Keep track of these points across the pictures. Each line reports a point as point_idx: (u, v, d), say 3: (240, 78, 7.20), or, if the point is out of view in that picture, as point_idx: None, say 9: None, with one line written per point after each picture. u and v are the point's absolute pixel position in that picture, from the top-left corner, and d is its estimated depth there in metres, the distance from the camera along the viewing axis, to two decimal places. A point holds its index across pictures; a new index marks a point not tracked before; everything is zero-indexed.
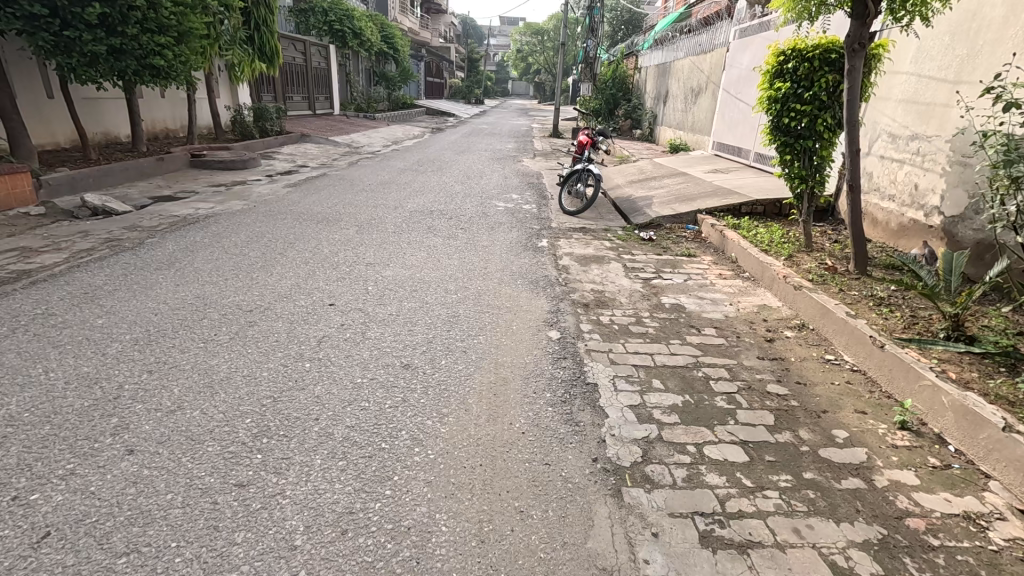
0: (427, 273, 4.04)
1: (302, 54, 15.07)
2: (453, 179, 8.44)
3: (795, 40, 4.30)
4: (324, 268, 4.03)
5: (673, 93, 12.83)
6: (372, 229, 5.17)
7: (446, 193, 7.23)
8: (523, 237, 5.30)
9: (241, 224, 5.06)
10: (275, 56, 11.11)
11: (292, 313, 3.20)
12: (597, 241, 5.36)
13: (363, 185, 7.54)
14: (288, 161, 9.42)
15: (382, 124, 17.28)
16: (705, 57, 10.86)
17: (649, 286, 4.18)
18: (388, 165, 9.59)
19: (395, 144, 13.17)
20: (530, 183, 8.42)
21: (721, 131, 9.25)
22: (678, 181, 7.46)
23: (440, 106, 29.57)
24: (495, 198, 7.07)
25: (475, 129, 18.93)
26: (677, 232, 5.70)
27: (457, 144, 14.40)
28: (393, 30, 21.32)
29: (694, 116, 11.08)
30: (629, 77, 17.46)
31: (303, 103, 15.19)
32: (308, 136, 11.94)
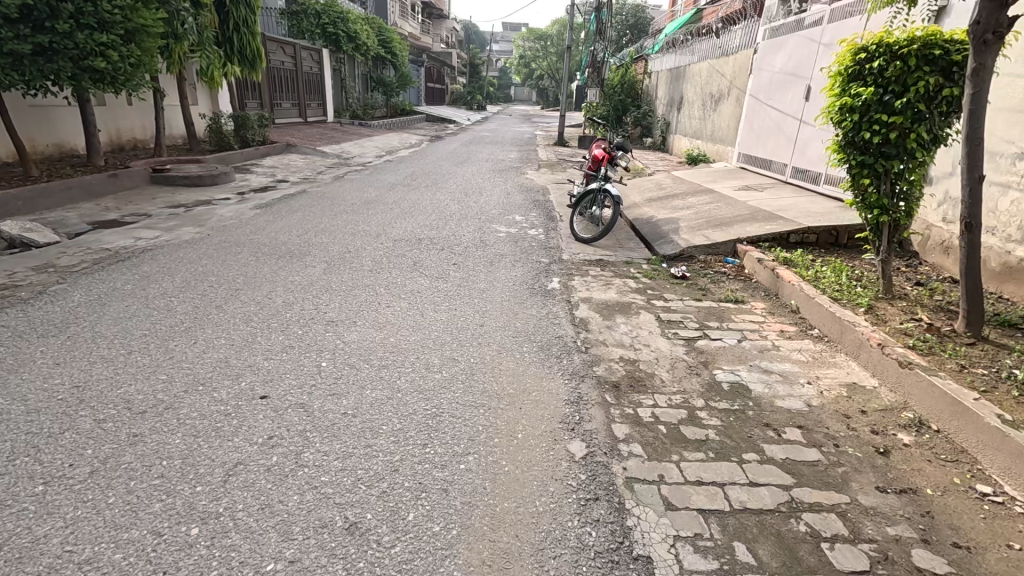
0: (404, 337, 3.09)
1: (291, 58, 14.18)
2: (449, 196, 7.49)
3: (881, 31, 3.34)
4: (272, 329, 3.09)
5: (689, 99, 11.89)
6: (345, 268, 4.22)
7: (439, 215, 6.28)
8: (529, 276, 4.34)
9: (184, 261, 4.14)
10: (257, 62, 10.11)
11: (203, 415, 2.25)
12: (619, 280, 4.41)
13: (346, 205, 6.60)
14: (266, 175, 8.51)
15: (377, 132, 16.39)
16: (727, 59, 9.92)
17: (695, 352, 3.21)
18: (378, 180, 8.67)
19: (389, 154, 12.27)
20: (534, 201, 7.46)
21: (749, 141, 8.30)
22: (705, 201, 6.50)
23: (441, 113, 28.70)
24: (495, 221, 6.11)
25: (476, 137, 18.03)
26: (715, 268, 4.75)
27: (456, 153, 13.48)
28: (391, 34, 20.44)
29: (713, 124, 10.14)
30: (638, 82, 16.57)
31: (292, 110, 14.29)
32: (294, 146, 11.04)
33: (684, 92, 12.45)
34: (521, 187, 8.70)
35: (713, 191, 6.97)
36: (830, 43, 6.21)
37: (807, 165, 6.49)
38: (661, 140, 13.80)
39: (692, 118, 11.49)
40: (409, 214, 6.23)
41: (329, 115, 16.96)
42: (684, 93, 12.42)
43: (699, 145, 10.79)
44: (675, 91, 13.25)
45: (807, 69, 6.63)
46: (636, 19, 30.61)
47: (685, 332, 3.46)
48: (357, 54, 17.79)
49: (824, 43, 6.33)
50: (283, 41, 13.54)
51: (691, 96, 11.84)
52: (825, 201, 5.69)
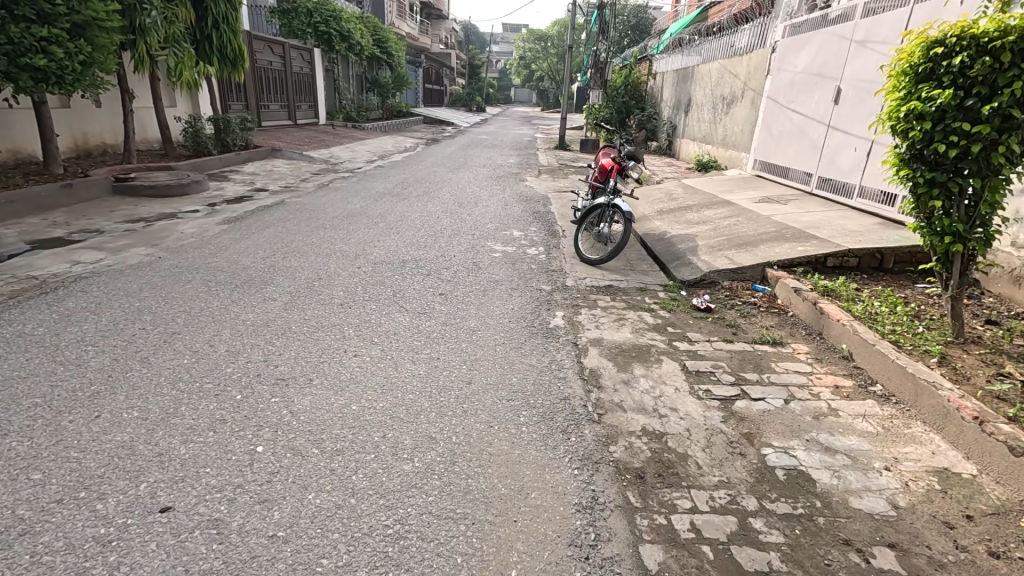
0: (370, 404, 2.45)
1: (280, 58, 13.53)
2: (441, 207, 6.86)
3: (962, 21, 2.71)
4: (204, 392, 2.46)
5: (698, 102, 11.26)
6: (311, 301, 3.58)
7: (428, 230, 5.64)
8: (528, 309, 3.72)
9: (121, 293, 3.50)
10: (239, 61, 9.62)
11: (73, 544, 1.62)
12: (633, 315, 3.77)
13: (326, 218, 5.97)
14: (245, 183, 7.88)
15: (371, 135, 15.78)
16: (740, 59, 9.29)
17: (735, 420, 2.57)
18: (366, 188, 8.04)
19: (382, 158, 11.65)
20: (534, 213, 6.83)
21: (766, 147, 7.68)
22: (724, 215, 5.88)
23: (438, 115, 28.04)
24: (491, 238, 5.47)
25: (474, 140, 17.42)
26: (744, 297, 4.12)
27: (452, 158, 12.87)
28: (387, 33, 19.78)
29: (725, 128, 9.53)
30: (643, 84, 15.96)
31: (281, 112, 13.65)
32: (280, 151, 10.41)
33: (692, 94, 11.82)
34: (520, 196, 8.06)
35: (731, 204, 6.33)
36: (864, 40, 5.57)
37: (836, 175, 5.87)
38: (667, 144, 13.19)
39: (702, 121, 10.86)
40: (396, 230, 5.59)
41: (321, 117, 16.31)
42: (692, 95, 11.79)
43: (710, 150, 10.16)
44: (683, 93, 12.62)
45: (835, 70, 6.00)
46: (638, 20, 30.03)
47: (719, 390, 2.82)
48: (350, 54, 17.14)
49: (856, 40, 5.69)
50: (271, 40, 12.90)
51: (700, 98, 11.21)
52: (861, 218, 5.05)
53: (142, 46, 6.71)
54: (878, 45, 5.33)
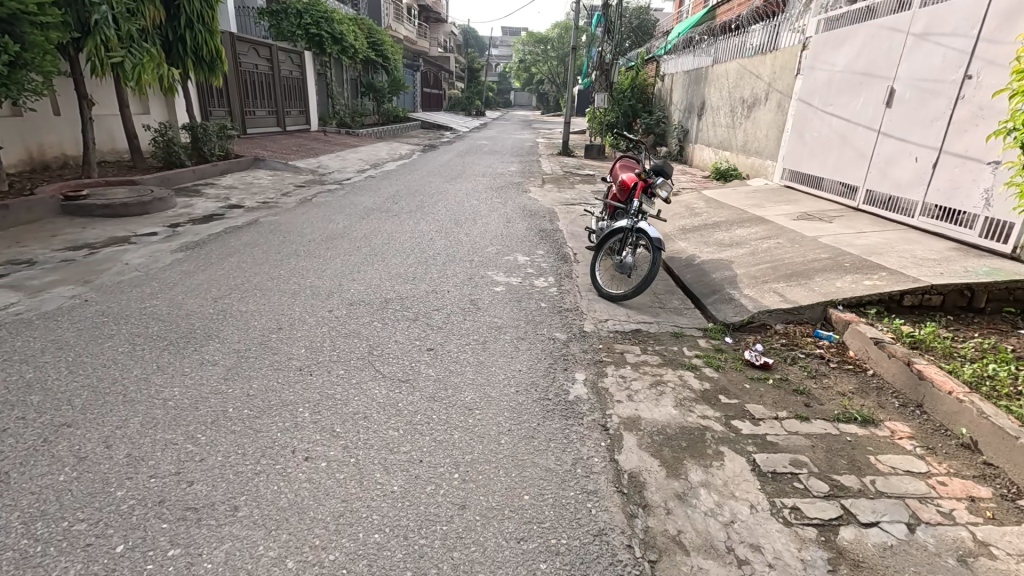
0: (313, 559, 1.66)
1: (267, 61, 12.78)
2: (435, 226, 6.08)
3: None
4: (71, 536, 1.68)
5: (714, 105, 10.48)
6: (263, 365, 2.80)
7: (419, 256, 4.86)
8: (540, 370, 2.93)
9: (15, 357, 2.72)
10: (217, 62, 8.93)
11: None
12: (673, 377, 2.97)
13: (302, 242, 5.20)
14: (218, 199, 7.12)
15: (365, 142, 15.02)
16: (762, 58, 8.51)
17: (848, 568, 1.76)
18: (354, 203, 7.27)
19: (374, 168, 10.89)
20: (540, 232, 6.05)
21: (798, 156, 6.89)
22: (761, 236, 5.10)
23: (436, 119, 27.29)
24: (492, 266, 4.69)
25: (473, 146, 16.67)
26: (806, 349, 3.31)
27: (450, 166, 12.10)
28: (382, 36, 19.03)
29: (746, 133, 8.75)
30: (650, 86, 15.22)
31: (269, 119, 12.89)
32: (263, 161, 9.65)
33: (706, 97, 11.04)
34: (524, 210, 7.29)
35: (765, 222, 5.54)
36: (923, 32, 4.80)
37: (890, 189, 5.08)
38: (678, 150, 12.44)
39: (719, 126, 10.07)
40: (381, 256, 4.82)
41: (312, 123, 15.55)
42: (706, 98, 11.01)
43: (729, 158, 9.37)
44: (695, 95, 11.84)
45: (887, 68, 5.22)
46: (640, 21, 29.33)
47: (815, 509, 2.01)
48: (343, 58, 16.39)
49: (914, 33, 4.91)
50: (257, 42, 12.14)
51: (715, 101, 10.43)
52: (930, 243, 4.26)
53: (91, 48, 5.97)
54: (944, 37, 4.56)
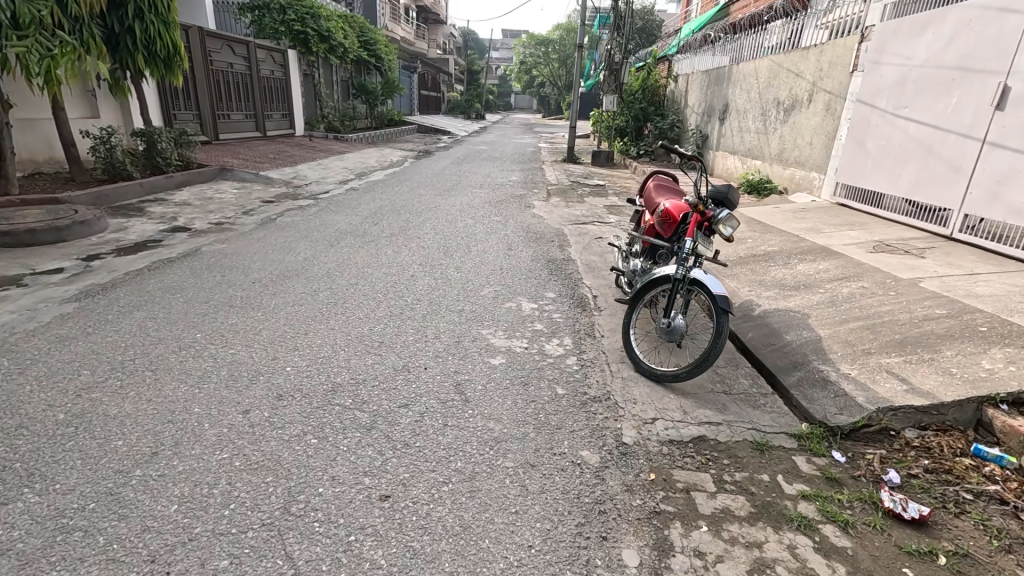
0: None
1: (244, 60, 11.65)
2: (418, 257, 4.94)
3: None
4: None
5: (740, 108, 9.32)
6: (90, 548, 1.64)
7: (393, 306, 3.71)
8: (564, 544, 1.78)
9: None
10: (175, 59, 7.85)
11: None
12: (782, 553, 1.81)
13: (244, 281, 4.05)
14: (163, 219, 5.97)
15: (355, 148, 13.91)
16: (802, 53, 7.35)
17: None
18: (325, 223, 6.13)
19: (360, 178, 9.77)
20: (548, 265, 4.90)
21: (857, 169, 5.74)
22: (836, 278, 3.95)
23: (434, 123, 26.18)
24: (487, 321, 3.54)
25: (472, 152, 15.56)
26: (973, 483, 2.14)
27: (444, 175, 10.97)
28: (375, 34, 17.90)
29: (783, 140, 7.61)
30: (663, 88, 14.10)
31: (246, 123, 11.76)
32: (231, 171, 8.51)
33: (729, 98, 9.88)
34: (528, 232, 6.15)
35: (835, 256, 4.38)
36: None
37: (1006, 214, 3.96)
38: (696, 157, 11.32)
39: (747, 132, 8.91)
40: (341, 306, 3.67)
41: (297, 127, 14.41)
42: (729, 100, 9.87)
43: (761, 168, 8.22)
44: (715, 97, 10.70)
45: (996, 59, 4.11)
46: (646, 22, 28.26)
47: None
48: (332, 57, 15.26)
49: None
50: (232, 39, 11.00)
51: (742, 104, 9.27)
52: None
53: None
54: None
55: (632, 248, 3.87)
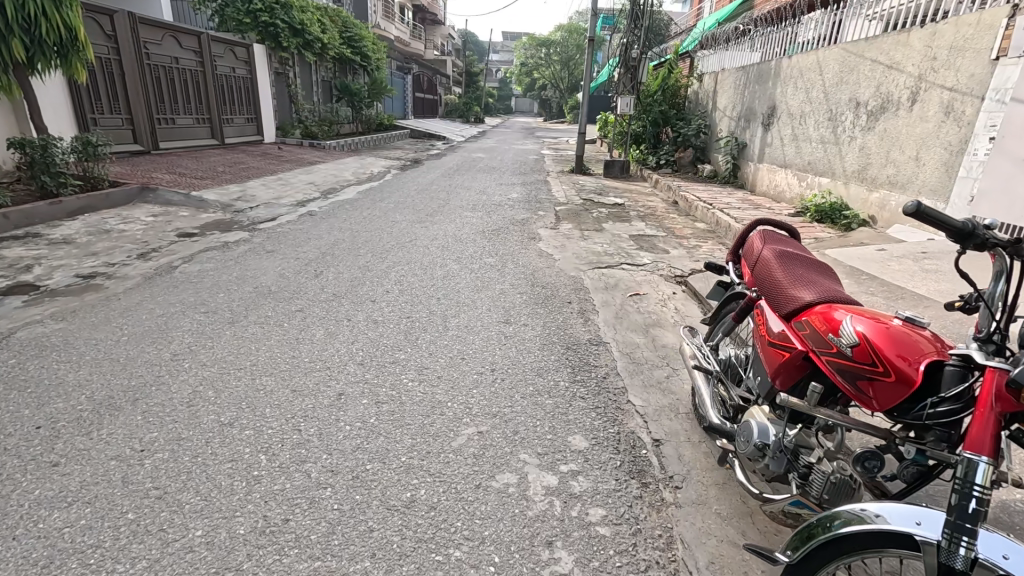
0: None
1: (194, 55, 9.85)
2: (362, 347, 3.12)
3: None
4: None
5: (796, 112, 7.48)
6: None
7: (279, 496, 1.91)
8: None
9: None
10: (71, 49, 6.03)
11: None
12: None
13: (23, 423, 2.24)
14: (9, 270, 4.16)
15: (332, 157, 12.13)
16: (895, 40, 5.56)
17: None
18: (245, 274, 4.32)
19: (327, 197, 7.98)
20: (568, 361, 3.08)
21: (1017, 201, 4.04)
22: None
23: (429, 127, 24.39)
24: (458, 550, 1.72)
25: (468, 161, 13.77)
26: None
27: (432, 190, 9.20)
28: (359, 29, 16.09)
29: (867, 155, 5.83)
30: (685, 88, 12.33)
31: (198, 130, 9.96)
32: (153, 191, 6.70)
33: (777, 100, 8.06)
34: (533, 287, 4.35)
35: None
36: None
37: None
38: (730, 169, 9.55)
39: (810, 142, 7.07)
40: (172, 502, 1.86)
41: (267, 133, 12.59)
42: (777, 102, 8.09)
43: (833, 189, 6.39)
44: (756, 98, 8.88)
45: None
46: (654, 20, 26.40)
47: None
48: (308, 54, 13.43)
49: None
50: (176, 29, 9.20)
51: (798, 106, 7.43)
52: None
53: None
54: None
55: (754, 384, 2.02)
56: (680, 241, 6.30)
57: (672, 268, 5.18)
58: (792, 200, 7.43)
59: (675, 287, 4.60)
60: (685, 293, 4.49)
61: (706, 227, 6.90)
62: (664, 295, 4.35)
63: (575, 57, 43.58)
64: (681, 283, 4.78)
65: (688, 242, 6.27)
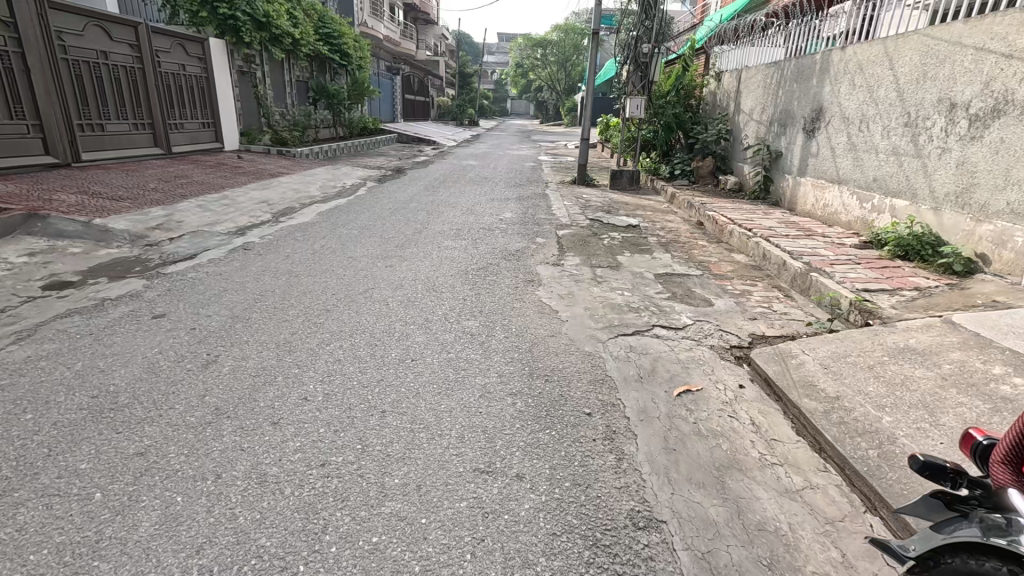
0: None
1: (131, 49, 8.39)
2: (214, 563, 1.67)
3: None
4: None
5: (854, 116, 6.07)
6: None
7: None
8: None
9: None
10: None
11: None
12: None
13: None
14: None
15: (301, 167, 10.68)
16: (1013, 21, 4.16)
17: None
18: (94, 365, 2.85)
19: (280, 221, 6.54)
20: None
21: None
22: None
23: (418, 130, 22.94)
24: None
25: (457, 171, 12.34)
26: None
27: (412, 209, 7.78)
28: (337, 25, 14.61)
29: (971, 174, 4.43)
30: (701, 89, 10.94)
31: (136, 137, 8.49)
32: (41, 217, 5.21)
33: (827, 101, 6.65)
34: (532, 381, 2.91)
35: None
36: None
37: None
38: (761, 184, 8.15)
39: (876, 154, 5.66)
40: None
41: (228, 140, 11.11)
42: (824, 104, 6.69)
43: (914, 215, 4.99)
44: (795, 100, 7.47)
45: None
46: None
47: None
48: (276, 50, 11.95)
49: None
50: (104, 18, 7.74)
51: (858, 110, 6.01)
52: None
53: None
54: None
55: None
56: (721, 283, 4.87)
57: (723, 334, 3.74)
58: (850, 224, 6.03)
59: (737, 372, 3.17)
60: (756, 383, 3.07)
61: (749, 261, 5.48)
62: (727, 392, 2.92)
63: (573, 59, 42.40)
64: (743, 361, 3.35)
65: (732, 284, 4.85)
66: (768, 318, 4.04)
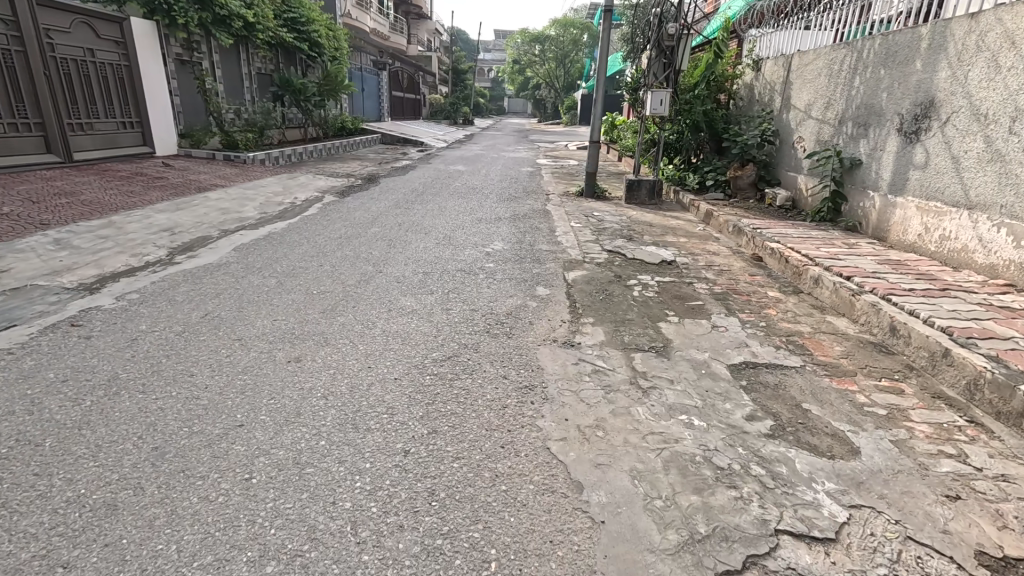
0: None
1: (4, 25, 6.45)
2: None
3: None
4: None
5: (1001, 113, 4.18)
6: None
7: None
8: None
9: None
10: None
11: None
12: None
13: None
14: None
15: (248, 176, 8.74)
16: None
17: None
18: None
19: (174, 262, 4.61)
20: None
21: None
22: None
23: (406, 130, 20.94)
24: None
25: (442, 179, 10.40)
26: None
27: (374, 236, 5.88)
28: (306, 10, 12.66)
29: None
30: (735, 82, 9.04)
31: (13, 141, 6.58)
32: None
33: (944, 91, 4.75)
34: None
35: None
36: None
37: None
38: (833, 209, 6.21)
39: None
40: None
41: (161, 144, 9.13)
42: (940, 96, 4.79)
43: None
44: (884, 91, 5.56)
45: None
46: None
47: None
48: (223, 35, 9.92)
49: None
50: None
51: (1008, 103, 4.12)
52: None
53: None
54: None
55: None
56: (844, 387, 2.97)
57: (922, 553, 1.83)
58: (998, 271, 4.13)
59: None
60: None
61: (865, 336, 3.57)
62: None
63: (572, 55, 40.42)
64: None
65: (862, 389, 2.93)
66: (981, 493, 2.14)
